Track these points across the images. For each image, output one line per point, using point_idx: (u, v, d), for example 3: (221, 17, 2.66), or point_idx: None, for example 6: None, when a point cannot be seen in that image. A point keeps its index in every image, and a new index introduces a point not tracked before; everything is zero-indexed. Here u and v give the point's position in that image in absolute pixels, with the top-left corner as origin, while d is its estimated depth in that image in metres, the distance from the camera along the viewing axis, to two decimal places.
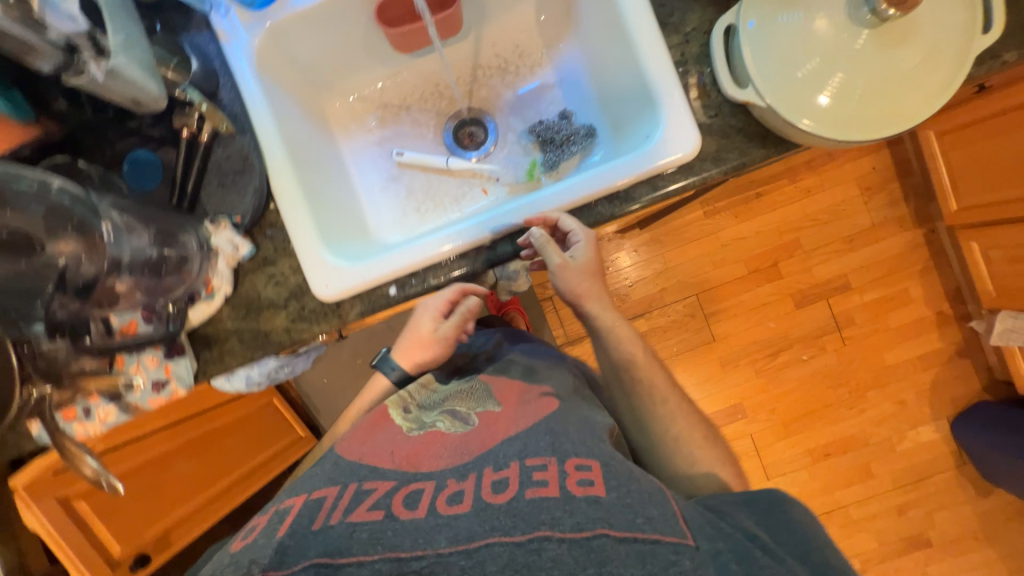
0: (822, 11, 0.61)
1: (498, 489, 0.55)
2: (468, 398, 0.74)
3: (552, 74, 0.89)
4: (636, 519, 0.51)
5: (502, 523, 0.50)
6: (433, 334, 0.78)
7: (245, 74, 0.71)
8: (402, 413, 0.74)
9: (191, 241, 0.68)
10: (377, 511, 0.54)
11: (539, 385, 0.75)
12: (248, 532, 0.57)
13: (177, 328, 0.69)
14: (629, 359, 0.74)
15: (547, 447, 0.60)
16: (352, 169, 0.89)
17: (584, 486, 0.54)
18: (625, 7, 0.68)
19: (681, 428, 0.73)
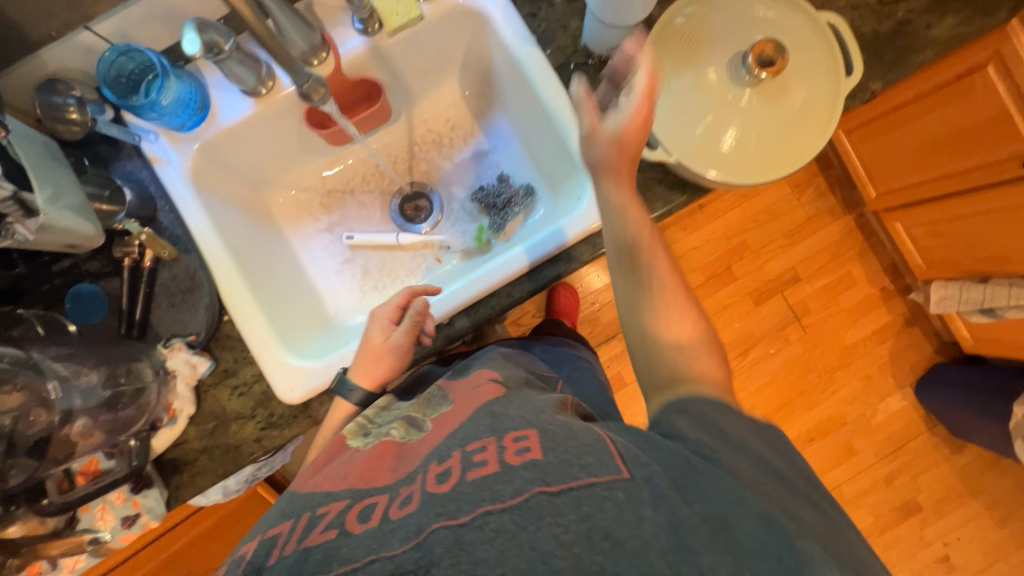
0: (708, 74, 0.68)
1: (441, 478, 0.48)
2: (424, 405, 0.68)
3: (485, 142, 0.94)
4: (572, 470, 0.45)
5: (449, 507, 0.44)
6: (385, 343, 0.69)
7: (182, 195, 0.72)
8: (355, 434, 0.64)
9: (145, 369, 0.67)
10: (330, 531, 0.48)
11: (488, 374, 0.70)
12: None
13: (141, 461, 0.66)
14: (634, 241, 0.62)
15: (486, 424, 0.53)
16: (305, 259, 0.90)
17: (522, 453, 0.47)
18: (539, 86, 0.73)
19: (679, 314, 0.60)
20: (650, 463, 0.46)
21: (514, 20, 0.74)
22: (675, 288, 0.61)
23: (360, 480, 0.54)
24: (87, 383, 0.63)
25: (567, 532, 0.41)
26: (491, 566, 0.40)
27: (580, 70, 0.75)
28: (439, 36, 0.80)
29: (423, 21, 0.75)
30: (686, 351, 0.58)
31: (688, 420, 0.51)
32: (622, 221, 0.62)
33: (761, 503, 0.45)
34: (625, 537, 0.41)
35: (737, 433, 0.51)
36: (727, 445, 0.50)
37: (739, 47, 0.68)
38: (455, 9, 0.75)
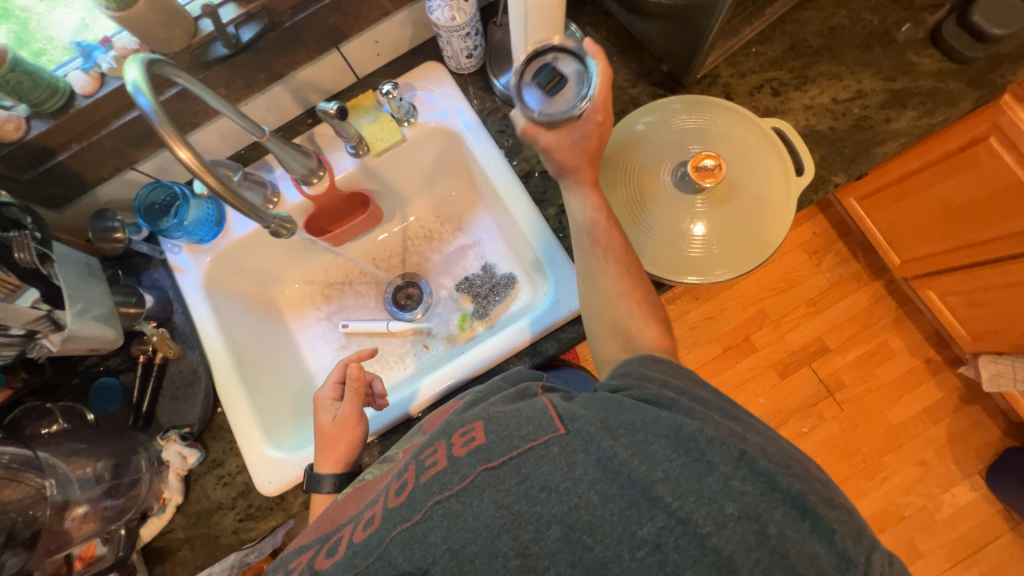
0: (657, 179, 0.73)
1: (399, 489, 0.44)
2: (402, 441, 0.65)
3: (473, 235, 1.00)
4: (512, 442, 0.42)
5: (402, 510, 0.41)
6: (330, 421, 0.71)
7: (195, 300, 0.82)
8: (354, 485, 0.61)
9: (142, 461, 0.74)
10: None
11: (456, 400, 0.63)
12: None
13: (127, 551, 0.71)
14: (590, 221, 0.67)
15: (439, 430, 0.48)
16: (304, 346, 0.95)
17: (467, 442, 0.44)
18: (508, 196, 0.80)
19: (622, 292, 0.64)
20: (582, 413, 0.44)
21: (484, 141, 0.83)
22: (628, 262, 0.66)
23: (332, 521, 0.50)
24: (85, 476, 0.70)
25: (507, 495, 0.40)
26: (439, 546, 0.39)
27: (543, 177, 0.82)
28: (423, 152, 0.90)
29: (406, 142, 0.86)
30: (628, 308, 0.63)
31: (638, 376, 0.53)
32: (581, 208, 0.68)
33: (669, 415, 0.43)
34: (557, 483, 0.39)
35: (665, 374, 0.53)
36: (641, 387, 0.51)
37: (684, 155, 0.73)
38: (435, 131, 0.86)
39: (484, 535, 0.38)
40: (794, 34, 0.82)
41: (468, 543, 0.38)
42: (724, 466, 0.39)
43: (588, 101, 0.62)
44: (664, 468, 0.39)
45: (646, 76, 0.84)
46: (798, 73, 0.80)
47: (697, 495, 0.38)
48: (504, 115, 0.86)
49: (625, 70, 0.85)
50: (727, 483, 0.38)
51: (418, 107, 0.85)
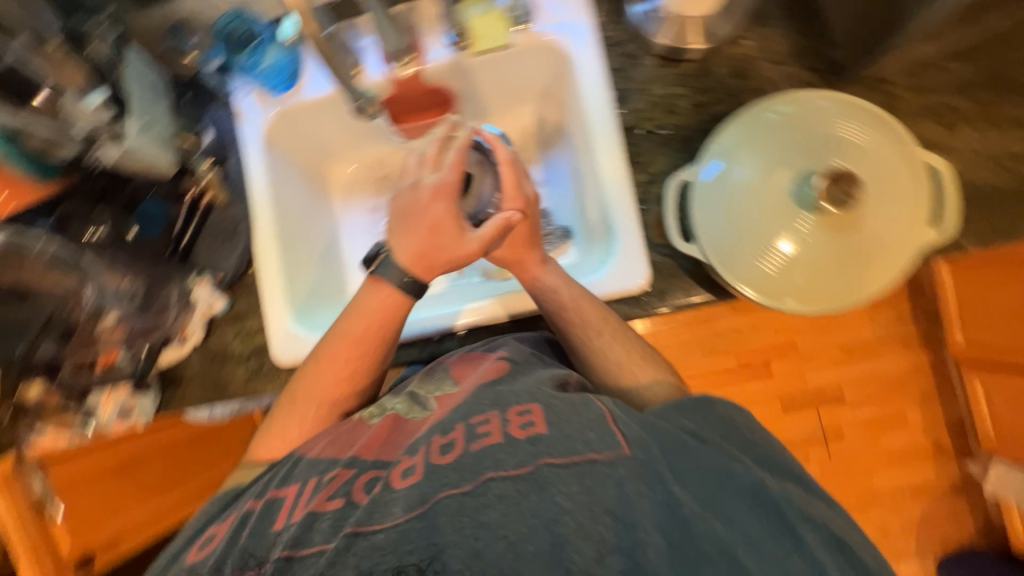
0: (768, 181, 0.66)
1: (445, 448, 0.41)
2: (427, 381, 0.56)
3: (541, 171, 0.89)
4: (573, 445, 0.40)
5: (450, 474, 0.39)
6: (452, 226, 0.57)
7: (253, 150, 0.79)
8: (376, 416, 0.52)
9: (173, 292, 0.77)
10: (336, 500, 0.42)
11: (492, 355, 0.56)
12: (207, 541, 0.47)
13: (144, 370, 0.76)
14: (557, 307, 0.63)
15: (489, 398, 0.46)
16: (343, 231, 0.92)
17: (525, 427, 0.42)
18: (599, 140, 0.71)
19: (612, 361, 0.60)
20: (650, 443, 0.42)
21: (594, 74, 0.73)
22: (612, 329, 0.62)
23: (363, 450, 0.46)
24: (120, 291, 0.72)
25: (570, 501, 0.37)
26: (494, 531, 0.36)
27: (645, 138, 0.73)
28: (523, 66, 0.79)
29: (512, 49, 0.76)
30: (620, 366, 0.60)
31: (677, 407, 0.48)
32: (558, 285, 0.63)
33: (750, 476, 0.43)
34: (632, 516, 0.37)
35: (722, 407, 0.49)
36: (666, 413, 0.47)
37: (809, 165, 0.65)
38: (546, 47, 0.75)
39: (546, 539, 0.36)
40: (994, 55, 0.68)
41: (525, 539, 0.36)
42: (813, 545, 0.41)
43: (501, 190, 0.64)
44: (744, 530, 0.40)
45: (804, 56, 0.71)
46: (981, 108, 0.67)
47: (781, 571, 0.38)
48: (625, 53, 0.76)
49: (784, 40, 0.72)
50: (817, 567, 0.39)
51: (538, 12, 0.75)
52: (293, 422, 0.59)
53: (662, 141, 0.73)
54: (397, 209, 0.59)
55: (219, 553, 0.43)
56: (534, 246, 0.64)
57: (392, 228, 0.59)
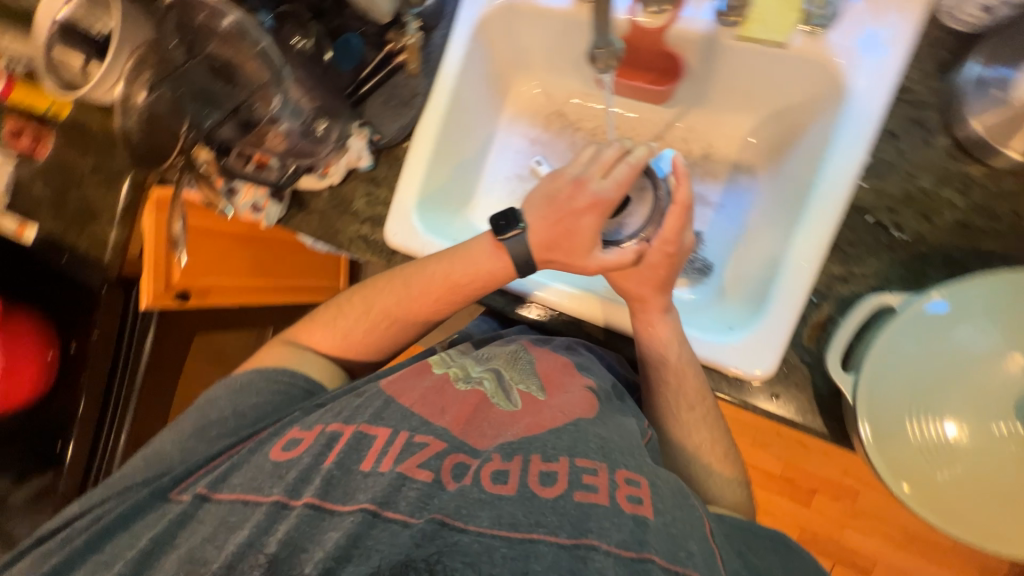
0: (988, 361, 0.52)
1: (545, 480, 0.40)
2: (511, 366, 0.53)
3: (719, 193, 0.78)
4: (677, 552, 0.36)
5: (549, 514, 0.37)
6: (589, 231, 0.56)
7: (463, 30, 0.76)
8: (465, 383, 0.50)
9: (334, 132, 0.79)
10: (424, 472, 0.40)
11: (580, 376, 0.52)
12: (290, 443, 0.46)
13: (284, 183, 0.82)
14: (658, 359, 0.59)
15: (597, 444, 0.44)
16: (494, 148, 0.90)
17: (632, 501, 0.39)
18: (817, 198, 0.59)
19: (692, 441, 0.58)
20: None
21: (862, 126, 0.59)
22: (702, 410, 0.58)
23: (453, 425, 0.45)
24: (301, 107, 0.74)
25: None
26: None
27: (871, 230, 0.59)
28: (774, 73, 0.66)
29: (784, 51, 0.63)
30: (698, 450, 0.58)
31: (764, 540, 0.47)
32: (672, 341, 0.58)
33: None
34: None
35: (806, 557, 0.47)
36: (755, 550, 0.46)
37: None
38: (822, 64, 0.61)
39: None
40: None
41: None
42: None
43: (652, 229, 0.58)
44: None
45: None
46: None
47: None
48: (918, 119, 0.60)
49: None
50: None
51: (843, 19, 0.61)
52: (355, 325, 0.63)
53: (890, 244, 0.58)
54: (544, 186, 0.58)
55: (302, 466, 0.42)
56: (663, 292, 0.58)
57: (535, 206, 0.58)
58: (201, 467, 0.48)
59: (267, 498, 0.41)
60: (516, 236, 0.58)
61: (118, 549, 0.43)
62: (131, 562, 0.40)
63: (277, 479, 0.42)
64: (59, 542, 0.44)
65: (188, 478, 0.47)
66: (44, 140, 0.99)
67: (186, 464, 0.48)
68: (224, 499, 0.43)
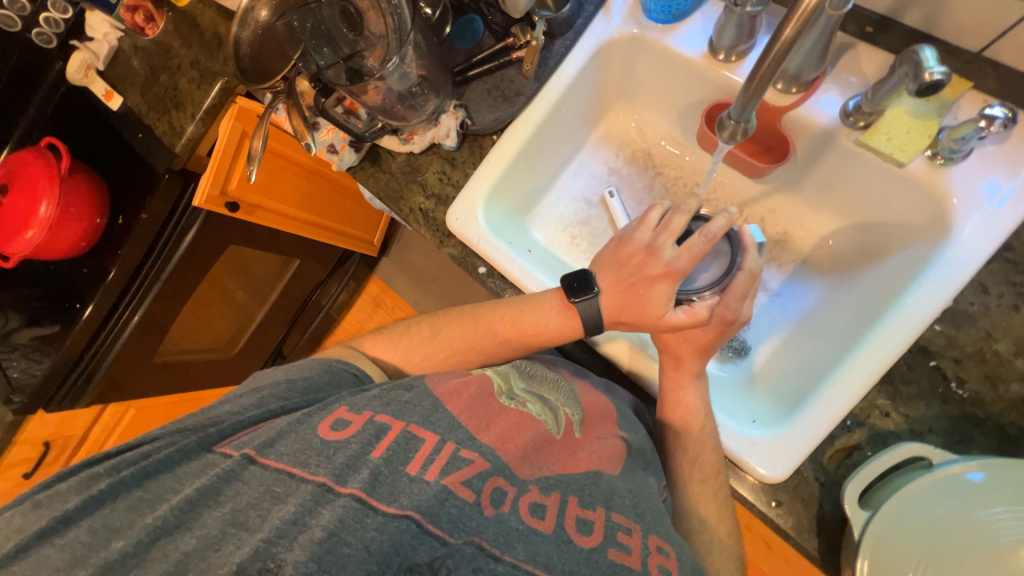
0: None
1: (581, 528, 0.41)
2: (549, 388, 0.54)
3: (777, 282, 0.76)
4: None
5: (583, 568, 0.39)
6: (661, 298, 0.54)
7: (585, 47, 0.76)
8: (507, 399, 0.51)
9: (431, 105, 0.80)
10: (467, 492, 0.41)
11: (614, 428, 0.52)
12: (340, 421, 0.46)
13: (367, 136, 0.81)
14: (678, 427, 0.59)
15: (631, 504, 0.44)
16: (573, 165, 0.90)
17: (661, 570, 0.41)
18: (886, 325, 0.57)
19: (693, 516, 0.57)
20: None
21: (959, 269, 0.56)
22: (708, 487, 0.57)
23: (497, 444, 0.45)
24: (409, 72, 0.75)
25: None
26: None
27: (930, 375, 0.57)
28: (879, 188, 0.65)
29: (899, 170, 0.61)
30: (702, 525, 0.57)
31: None
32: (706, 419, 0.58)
33: None
34: None
35: None
36: None
37: None
38: (935, 196, 0.59)
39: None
40: None
41: None
42: None
43: (719, 292, 0.56)
44: None
45: None
46: None
47: None
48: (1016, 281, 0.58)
49: None
50: None
51: (970, 158, 0.59)
52: (418, 345, 0.63)
53: (945, 396, 0.57)
54: (614, 247, 0.58)
55: (349, 454, 0.42)
56: (698, 355, 0.58)
57: (606, 265, 0.57)
58: (246, 427, 0.49)
59: (312, 477, 0.41)
60: (588, 300, 0.57)
61: (164, 489, 0.44)
62: (173, 510, 0.40)
63: (322, 459, 0.42)
64: (109, 468, 0.45)
65: (233, 433, 0.48)
66: (157, 22, 1.03)
67: (236, 419, 0.49)
68: (270, 464, 0.43)
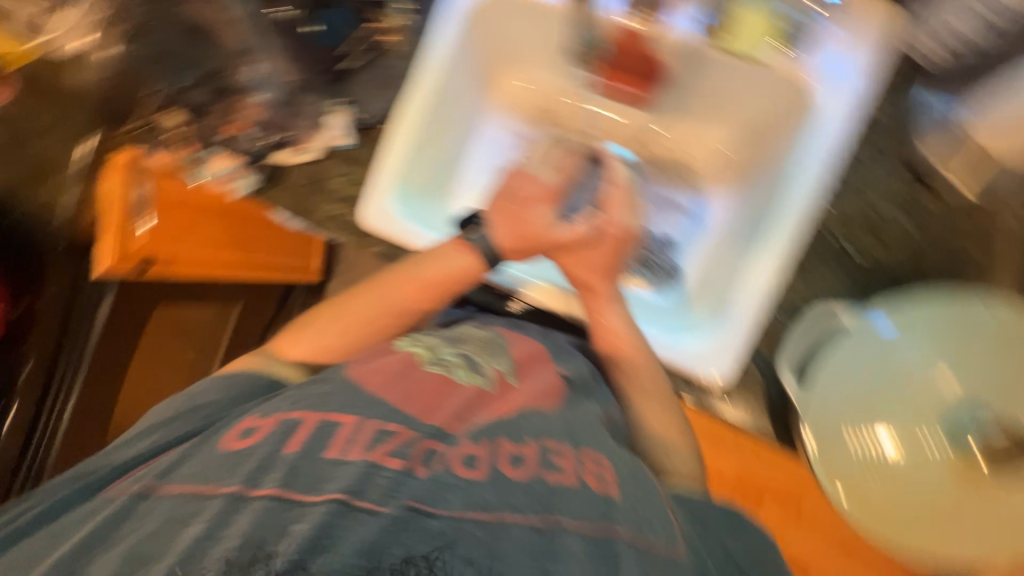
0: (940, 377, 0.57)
1: (515, 461, 0.42)
2: (482, 349, 0.53)
3: (690, 202, 0.80)
4: (641, 526, 0.40)
5: (522, 498, 0.39)
6: (545, 217, 0.60)
7: (451, 17, 0.76)
8: (432, 364, 0.50)
9: (313, 109, 0.78)
10: (394, 460, 0.40)
11: (553, 364, 0.55)
12: (246, 433, 0.44)
13: (260, 153, 0.79)
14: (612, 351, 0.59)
15: (563, 429, 0.46)
16: (478, 140, 0.90)
17: (597, 481, 0.42)
18: (781, 213, 0.62)
19: (653, 431, 0.58)
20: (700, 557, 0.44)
21: (825, 146, 0.62)
22: (655, 400, 0.58)
23: (421, 414, 0.45)
24: (282, 82, 0.77)
25: None
26: None
27: (822, 244, 0.63)
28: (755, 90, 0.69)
29: (760, 66, 0.65)
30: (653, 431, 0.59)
31: (719, 512, 0.50)
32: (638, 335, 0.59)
33: None
34: None
35: (740, 557, 0.48)
36: (716, 532, 0.48)
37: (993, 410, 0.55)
38: (799, 84, 0.64)
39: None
40: None
41: None
42: None
43: (599, 210, 0.62)
44: None
45: None
46: None
47: None
48: (878, 147, 0.63)
49: None
50: None
51: (816, 42, 0.64)
52: (328, 328, 0.58)
53: (838, 259, 0.63)
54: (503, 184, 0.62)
55: (260, 456, 0.41)
56: (607, 278, 0.60)
57: (495, 202, 0.61)
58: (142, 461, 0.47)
59: (219, 490, 0.39)
60: (477, 232, 0.60)
61: (43, 549, 0.40)
62: (59, 564, 0.37)
63: (231, 469, 0.40)
64: None
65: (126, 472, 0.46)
66: None
67: (112, 465, 0.46)
68: (174, 491, 0.40)
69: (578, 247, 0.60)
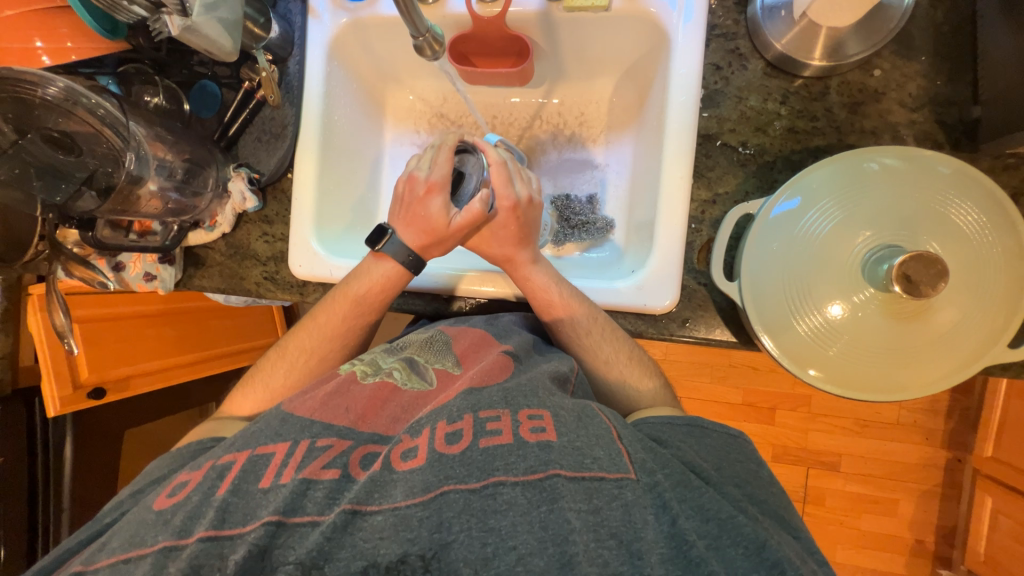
0: (858, 233, 0.55)
1: (451, 438, 0.42)
2: (422, 348, 0.56)
3: (600, 155, 0.83)
4: (583, 461, 0.41)
5: (457, 467, 0.40)
6: (437, 212, 0.59)
7: (316, 56, 0.77)
8: (373, 376, 0.52)
9: (210, 179, 0.75)
10: (330, 471, 0.42)
11: (498, 344, 0.55)
12: (176, 486, 0.45)
13: (171, 244, 0.75)
14: (553, 310, 0.62)
15: (500, 395, 0.46)
16: (386, 162, 0.91)
17: (536, 431, 0.42)
18: (670, 139, 0.65)
19: (605, 367, 0.61)
20: (656, 472, 0.41)
21: (689, 63, 0.65)
22: (603, 341, 0.61)
23: (358, 422, 0.46)
24: (161, 162, 0.69)
25: (578, 518, 0.37)
26: (505, 540, 0.36)
27: (721, 152, 0.66)
28: (614, 36, 0.73)
29: (608, 13, 0.69)
30: (612, 368, 0.61)
31: (668, 421, 0.52)
32: (569, 289, 0.62)
33: (749, 524, 0.39)
34: (630, 541, 0.37)
35: (711, 468, 0.47)
36: (674, 443, 0.48)
37: (915, 244, 0.54)
38: (647, 18, 0.68)
39: (555, 556, 0.36)
40: None
41: (531, 552, 0.36)
42: None
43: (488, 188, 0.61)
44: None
45: (941, 105, 0.62)
46: None
47: None
48: (734, 49, 0.67)
49: (920, 82, 0.63)
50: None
51: None
52: (274, 374, 0.62)
53: (741, 162, 0.66)
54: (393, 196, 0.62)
55: (191, 505, 0.41)
56: (526, 249, 0.61)
57: (393, 210, 0.62)
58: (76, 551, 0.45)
59: (150, 548, 0.39)
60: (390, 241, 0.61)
61: None
62: None
63: (159, 527, 0.40)
64: None
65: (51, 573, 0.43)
66: None
67: (55, 553, 0.44)
68: (100, 567, 0.40)
69: (479, 228, 0.61)
